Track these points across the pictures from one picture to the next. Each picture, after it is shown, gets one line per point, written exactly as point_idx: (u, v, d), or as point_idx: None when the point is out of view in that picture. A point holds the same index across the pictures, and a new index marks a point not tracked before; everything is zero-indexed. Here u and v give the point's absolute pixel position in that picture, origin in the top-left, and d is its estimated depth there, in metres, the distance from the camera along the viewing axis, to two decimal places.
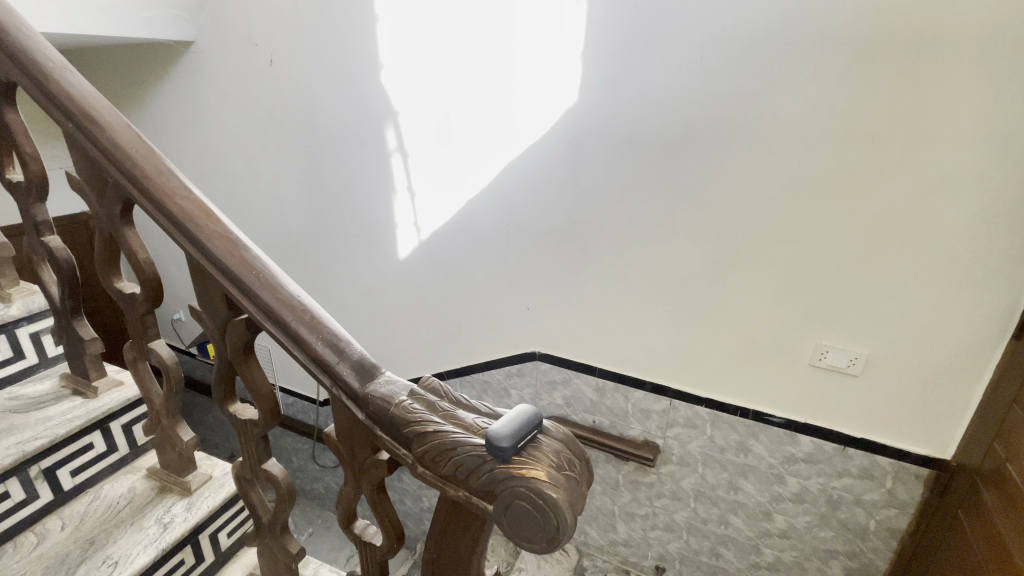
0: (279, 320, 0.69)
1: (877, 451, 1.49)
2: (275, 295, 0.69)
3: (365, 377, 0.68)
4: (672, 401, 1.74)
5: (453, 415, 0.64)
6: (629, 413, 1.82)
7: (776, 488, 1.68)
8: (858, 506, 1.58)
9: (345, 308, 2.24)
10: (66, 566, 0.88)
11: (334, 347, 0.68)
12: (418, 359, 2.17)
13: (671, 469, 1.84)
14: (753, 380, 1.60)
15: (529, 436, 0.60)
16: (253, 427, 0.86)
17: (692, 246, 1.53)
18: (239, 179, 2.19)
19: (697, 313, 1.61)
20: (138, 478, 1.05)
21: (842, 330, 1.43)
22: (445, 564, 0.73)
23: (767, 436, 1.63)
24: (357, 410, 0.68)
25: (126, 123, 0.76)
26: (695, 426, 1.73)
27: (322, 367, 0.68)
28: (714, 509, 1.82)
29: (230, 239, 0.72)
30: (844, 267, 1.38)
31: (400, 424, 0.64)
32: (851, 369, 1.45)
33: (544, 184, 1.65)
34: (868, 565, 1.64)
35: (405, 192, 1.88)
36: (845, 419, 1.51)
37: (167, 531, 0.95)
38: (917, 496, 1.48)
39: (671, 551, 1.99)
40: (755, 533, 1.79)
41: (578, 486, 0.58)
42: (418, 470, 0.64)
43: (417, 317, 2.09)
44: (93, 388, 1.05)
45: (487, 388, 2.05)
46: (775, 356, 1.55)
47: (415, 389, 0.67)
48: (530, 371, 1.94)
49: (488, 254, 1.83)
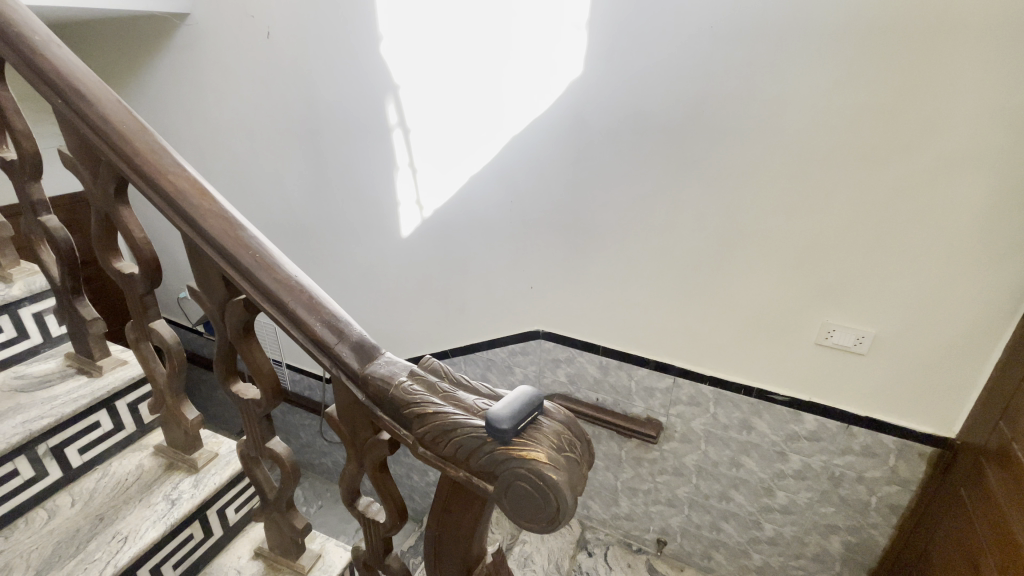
0: (276, 301, 0.68)
1: (880, 429, 1.49)
2: (273, 276, 0.69)
3: (365, 357, 0.67)
4: (676, 379, 1.73)
5: (453, 395, 0.63)
6: (632, 391, 1.82)
7: (778, 465, 1.69)
8: (860, 482, 1.58)
9: (348, 286, 2.23)
10: (76, 541, 0.88)
11: (333, 328, 0.67)
12: (422, 337, 2.17)
13: (673, 446, 1.85)
14: (757, 358, 1.60)
15: (529, 418, 0.59)
16: (257, 407, 0.87)
17: (699, 222, 1.50)
18: (239, 157, 2.17)
19: (702, 291, 1.59)
20: (146, 455, 1.06)
21: (850, 308, 1.41)
22: (447, 542, 0.74)
23: (771, 413, 1.63)
24: (357, 390, 0.68)
25: (116, 99, 0.74)
26: (698, 404, 1.73)
27: (322, 348, 0.67)
28: (716, 484, 1.84)
29: (226, 218, 0.71)
30: (856, 244, 1.35)
31: (400, 405, 0.64)
32: (857, 347, 1.44)
33: (545, 159, 1.62)
34: (868, 540, 1.65)
35: (406, 168, 1.84)
36: (849, 398, 1.51)
37: (174, 507, 0.95)
38: (919, 473, 1.49)
39: (672, 526, 2.02)
40: (756, 508, 1.80)
41: (579, 467, 0.58)
42: (419, 450, 0.64)
43: (419, 295, 2.08)
44: (97, 367, 1.06)
45: (491, 366, 2.05)
46: (781, 333, 1.53)
47: (415, 369, 0.67)
48: (533, 349, 1.94)
49: (491, 232, 1.81)
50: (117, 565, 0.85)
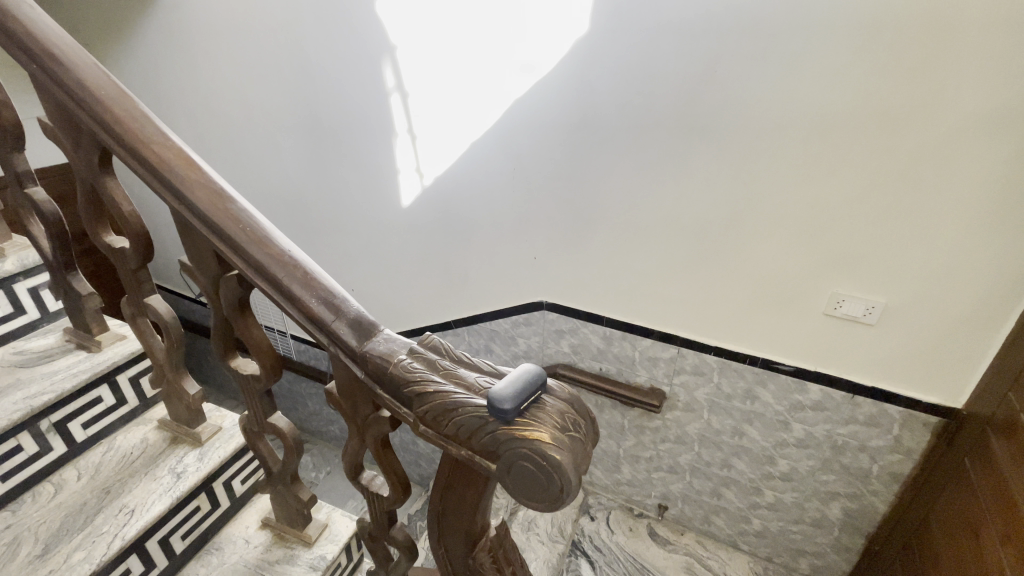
0: (269, 277, 0.66)
1: (886, 399, 1.48)
2: (265, 251, 0.66)
3: (363, 334, 0.66)
4: (680, 349, 1.72)
5: (453, 373, 0.61)
6: (636, 361, 1.81)
7: (781, 433, 1.70)
8: (863, 451, 1.58)
9: (350, 257, 2.20)
10: (84, 514, 0.88)
11: (328, 305, 0.65)
12: (424, 308, 2.16)
13: (676, 415, 1.86)
14: (763, 328, 1.58)
15: (533, 397, 0.57)
16: (256, 382, 0.86)
17: (708, 189, 1.45)
18: (233, 124, 2.10)
19: (710, 261, 1.55)
20: (151, 429, 1.07)
21: (862, 277, 1.38)
22: (450, 516, 0.74)
23: (775, 383, 1.62)
24: (356, 368, 0.66)
25: (94, 63, 0.70)
26: (702, 374, 1.72)
27: (319, 325, 0.66)
28: (718, 452, 1.85)
29: (214, 190, 0.68)
30: (871, 211, 1.30)
31: (399, 384, 0.62)
32: (866, 318, 1.41)
33: (549, 124, 1.55)
34: (868, 507, 1.67)
35: (405, 134, 1.78)
36: (856, 368, 1.50)
37: (180, 480, 0.96)
38: (923, 442, 1.48)
39: (674, 492, 2.05)
40: (757, 475, 1.82)
41: (583, 447, 0.57)
42: (420, 429, 0.62)
43: (421, 266, 2.05)
44: (96, 342, 1.05)
45: (494, 336, 2.04)
46: (791, 303, 1.51)
47: (415, 346, 0.65)
48: (537, 320, 1.92)
49: (493, 201, 1.76)
50: (125, 538, 0.85)
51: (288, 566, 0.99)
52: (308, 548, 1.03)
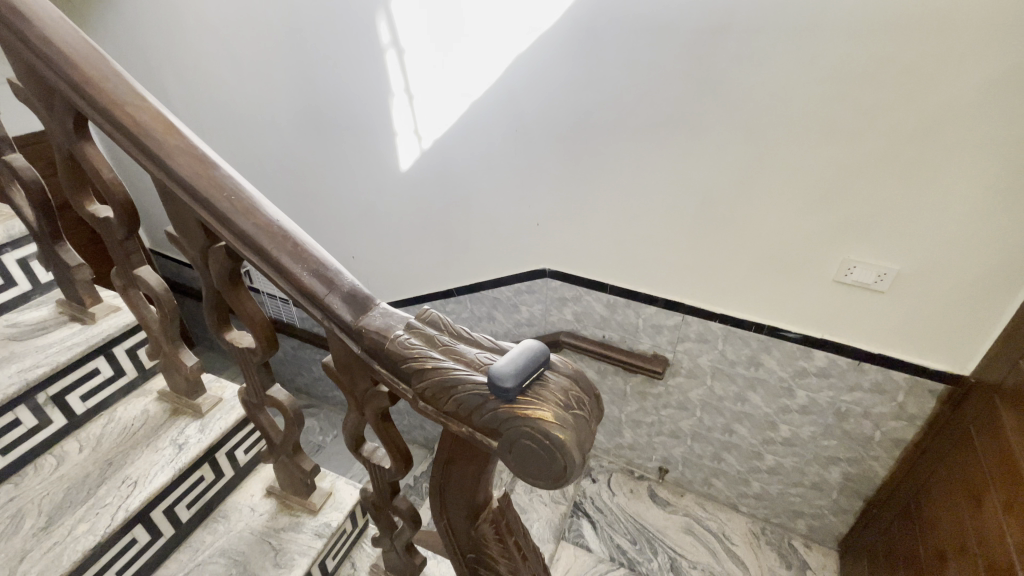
0: (258, 248, 0.62)
1: (893, 365, 1.47)
2: (253, 221, 0.63)
3: (358, 309, 0.63)
4: (684, 317, 1.70)
5: (453, 349, 0.59)
6: (640, 328, 1.79)
7: (784, 400, 1.69)
8: (865, 418, 1.58)
9: (349, 224, 2.15)
10: (87, 486, 0.88)
11: (321, 277, 0.62)
12: (425, 276, 2.13)
13: (679, 382, 1.85)
14: (771, 295, 1.55)
15: (536, 373, 0.55)
16: (252, 355, 0.84)
17: (719, 151, 1.39)
18: (221, 85, 2.01)
19: (719, 226, 1.51)
20: (150, 400, 1.06)
21: (876, 243, 1.34)
22: (453, 489, 0.73)
23: (780, 350, 1.61)
24: (352, 344, 0.64)
25: (60, 18, 0.65)
26: (706, 341, 1.71)
27: (311, 299, 0.63)
28: (720, 418, 1.86)
29: (197, 156, 0.64)
30: (890, 174, 1.24)
31: (397, 360, 0.60)
32: (877, 284, 1.39)
33: (552, 82, 1.48)
34: (867, 471, 1.68)
35: (402, 94, 1.70)
36: (864, 335, 1.48)
37: (182, 451, 0.95)
38: (927, 409, 1.48)
39: (674, 456, 2.07)
40: (758, 440, 1.83)
41: (587, 426, 0.55)
42: (419, 406, 0.60)
43: (421, 233, 2.01)
44: (89, 314, 1.03)
45: (496, 304, 2.02)
46: (801, 269, 1.47)
47: (412, 321, 0.62)
48: (540, 288, 1.90)
49: (494, 165, 1.70)
50: (128, 509, 0.85)
51: (293, 534, 1.01)
52: (313, 515, 1.04)
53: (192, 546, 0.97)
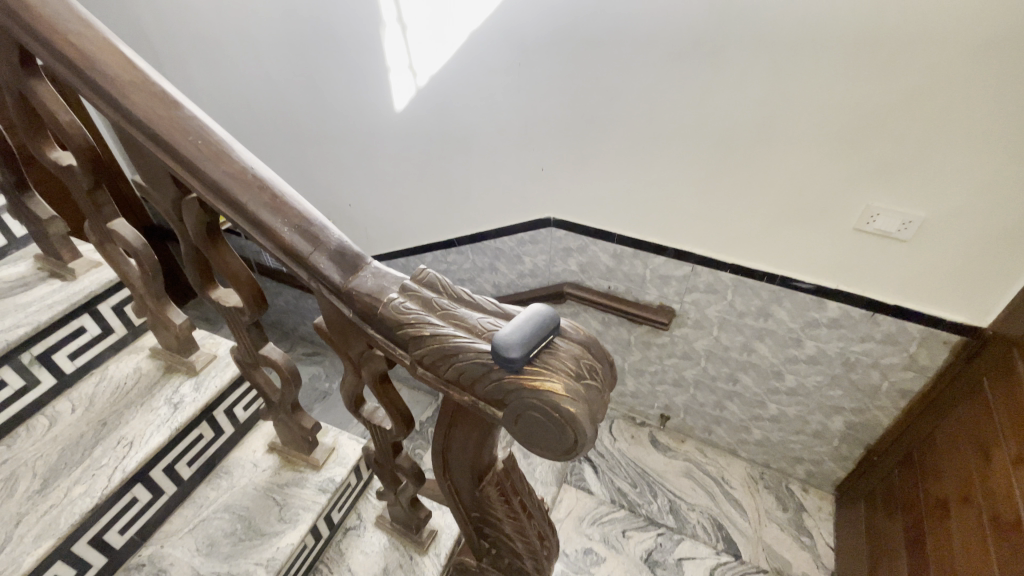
0: (232, 201, 0.56)
1: (907, 317, 1.42)
2: (224, 170, 0.56)
3: (347, 268, 0.57)
4: (694, 267, 1.64)
5: (453, 313, 0.53)
6: (646, 279, 1.74)
7: (792, 350, 1.66)
8: (874, 368, 1.56)
9: (343, 169, 2.05)
10: (81, 447, 0.87)
11: (304, 234, 0.56)
12: (424, 225, 2.05)
13: (685, 332, 1.82)
14: (786, 244, 1.48)
15: (544, 341, 0.50)
16: (240, 314, 0.79)
17: (740, 88, 1.27)
18: (195, 15, 1.84)
19: (736, 170, 1.41)
20: (143, 358, 1.03)
21: (905, 189, 1.25)
22: (455, 453, 0.71)
23: (792, 301, 1.56)
24: (342, 307, 0.58)
25: None
26: (715, 291, 1.66)
27: (294, 258, 0.57)
28: (724, 367, 1.84)
29: (155, 94, 0.56)
30: (927, 113, 1.14)
31: (391, 326, 0.54)
32: (900, 233, 1.31)
33: (559, 8, 1.33)
34: (871, 420, 1.68)
35: (394, 24, 1.55)
36: (880, 285, 1.42)
37: (177, 411, 0.93)
38: (939, 361, 1.45)
39: (677, 403, 2.08)
40: (763, 390, 1.82)
41: (600, 396, 0.50)
42: (417, 373, 0.56)
43: (419, 179, 1.91)
44: (69, 269, 0.98)
45: (499, 255, 1.95)
46: (820, 217, 1.39)
47: (408, 283, 0.56)
48: (544, 238, 1.82)
49: (495, 104, 1.58)
50: (125, 471, 0.84)
51: (297, 489, 1.00)
52: (316, 471, 1.04)
53: (195, 501, 0.97)
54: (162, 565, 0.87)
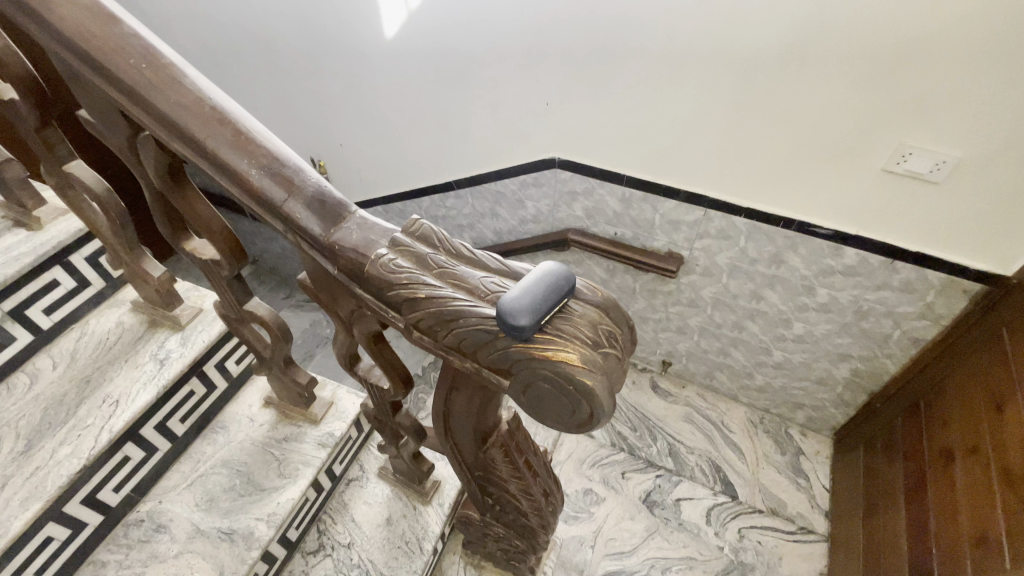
0: (189, 140, 0.48)
1: (928, 264, 1.36)
2: (177, 101, 0.47)
3: (329, 219, 0.50)
4: (707, 211, 1.55)
5: (452, 272, 0.47)
6: (655, 225, 1.65)
7: (803, 298, 1.61)
8: (887, 316, 1.51)
9: (333, 105, 1.91)
10: (66, 406, 0.83)
11: (277, 178, 0.49)
12: (421, 166, 1.93)
13: (692, 280, 1.76)
14: (806, 186, 1.39)
15: (558, 305, 0.43)
16: (219, 269, 0.73)
17: (770, 8, 1.14)
18: None
19: (759, 104, 1.29)
20: (125, 313, 0.99)
21: (944, 124, 1.14)
22: (458, 416, 0.66)
23: (807, 248, 1.49)
24: (326, 263, 0.51)
25: None
26: (727, 238, 1.58)
27: (267, 207, 0.49)
28: (731, 315, 1.80)
29: (88, 9, 0.47)
30: (977, 35, 1.02)
31: (381, 286, 0.48)
32: (931, 174, 1.22)
33: None
34: (877, 368, 1.66)
35: None
36: (903, 231, 1.35)
37: (164, 367, 0.89)
38: (956, 310, 1.40)
39: (680, 350, 2.06)
40: (769, 337, 1.79)
41: (619, 366, 0.44)
42: (413, 337, 0.50)
43: (414, 116, 1.78)
44: (35, 218, 0.91)
45: (500, 199, 1.85)
46: (846, 156, 1.29)
47: (399, 236, 0.49)
48: (547, 181, 1.71)
49: (496, 30, 1.43)
50: (113, 431, 0.80)
51: (296, 443, 0.98)
52: (315, 425, 1.01)
53: (192, 457, 0.95)
54: (161, 521, 0.86)
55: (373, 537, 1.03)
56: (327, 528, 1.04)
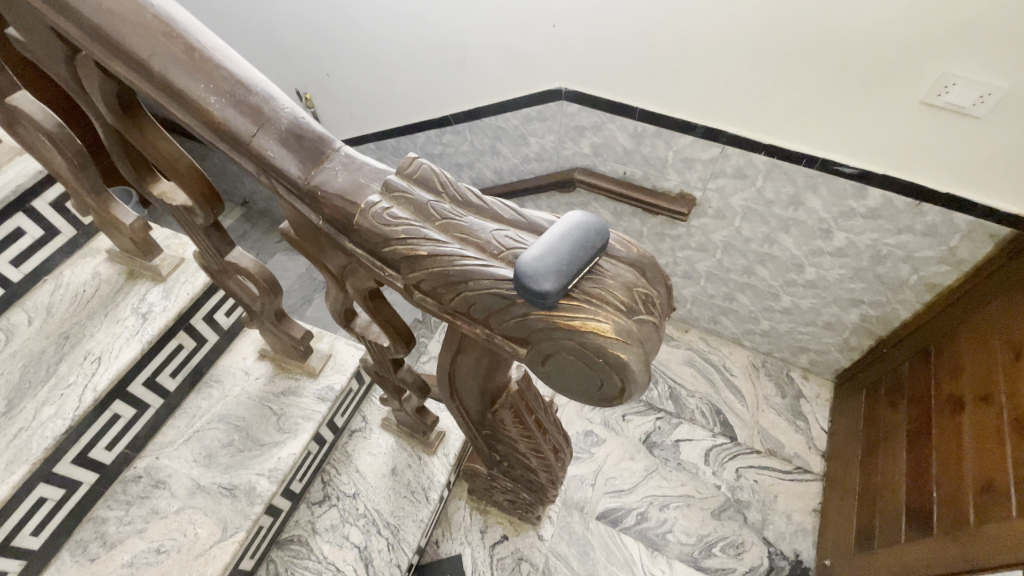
0: (136, 62, 0.40)
1: (957, 207, 1.28)
2: (116, 14, 0.40)
3: (309, 158, 0.42)
4: (724, 149, 1.44)
5: (458, 224, 0.40)
6: (668, 163, 1.54)
7: (818, 242, 1.54)
8: (906, 261, 1.45)
9: (316, 28, 1.74)
10: (45, 364, 0.78)
11: (243, 109, 0.41)
12: (415, 99, 1.79)
13: (703, 223, 1.67)
14: (834, 121, 1.28)
15: (588, 266, 0.37)
16: (192, 217, 0.65)
17: None
18: None
19: (792, 24, 1.16)
20: (102, 263, 0.92)
21: (995, 50, 1.03)
22: (464, 378, 0.61)
23: (829, 188, 1.40)
24: (308, 212, 0.44)
25: None
26: (744, 178, 1.48)
27: (234, 145, 0.42)
28: (741, 260, 1.73)
29: None
30: None
31: (374, 240, 0.41)
32: (973, 108, 1.12)
33: None
34: (888, 313, 1.62)
35: None
36: (932, 171, 1.26)
37: (147, 322, 0.83)
38: (979, 255, 1.34)
39: (684, 295, 2.01)
40: (779, 282, 1.74)
41: (656, 335, 0.38)
42: (414, 298, 0.43)
43: (407, 41, 1.62)
44: None
45: (501, 135, 1.72)
46: (884, 85, 1.17)
47: (393, 179, 0.42)
48: (553, 115, 1.58)
49: None
50: (97, 390, 0.76)
51: (295, 398, 0.94)
52: (314, 378, 0.97)
53: (187, 412, 0.92)
54: (159, 477, 0.84)
55: (378, 487, 1.02)
56: (331, 479, 1.03)
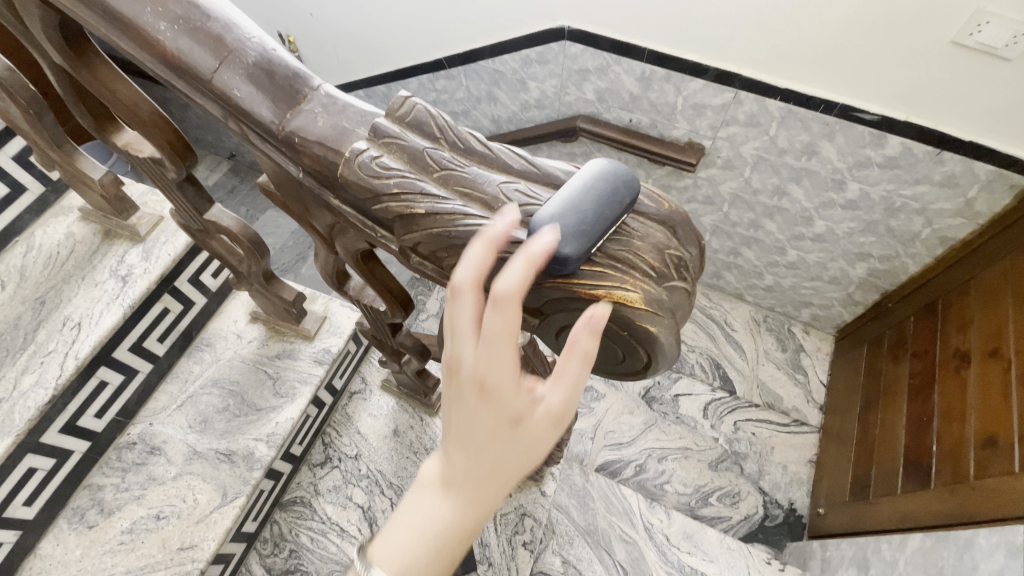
0: None
1: (979, 156, 1.21)
2: None
3: (284, 96, 0.36)
4: (737, 94, 1.35)
5: (460, 176, 0.34)
6: (677, 110, 1.45)
7: (830, 194, 1.48)
8: (920, 214, 1.40)
9: None
10: (22, 331, 0.74)
11: (200, 37, 0.35)
12: (405, 40, 1.66)
13: (711, 174, 1.60)
14: (854, 62, 1.19)
15: (612, 227, 0.33)
16: (163, 170, 0.59)
17: None
18: None
19: None
20: (75, 222, 0.86)
21: None
22: None
23: (846, 137, 1.32)
24: (285, 162, 0.38)
25: None
26: (757, 125, 1.40)
27: (193, 82, 0.36)
28: (748, 213, 1.67)
29: None
30: None
31: (364, 196, 0.36)
32: (1004, 49, 1.04)
33: None
34: (896, 267, 1.58)
35: None
36: (954, 117, 1.19)
37: (128, 285, 0.79)
38: (997, 207, 1.29)
39: None
40: (786, 236, 1.69)
41: (685, 299, 0.35)
42: (411, 262, 0.39)
43: None
44: None
45: (498, 80, 1.61)
46: (911, 23, 1.08)
47: (382, 123, 0.36)
48: (554, 57, 1.47)
49: None
50: (80, 357, 0.72)
51: (290, 361, 0.91)
52: (309, 341, 0.93)
53: (179, 376, 0.88)
54: (155, 443, 0.82)
55: (380, 448, 1.01)
56: (332, 441, 1.02)
